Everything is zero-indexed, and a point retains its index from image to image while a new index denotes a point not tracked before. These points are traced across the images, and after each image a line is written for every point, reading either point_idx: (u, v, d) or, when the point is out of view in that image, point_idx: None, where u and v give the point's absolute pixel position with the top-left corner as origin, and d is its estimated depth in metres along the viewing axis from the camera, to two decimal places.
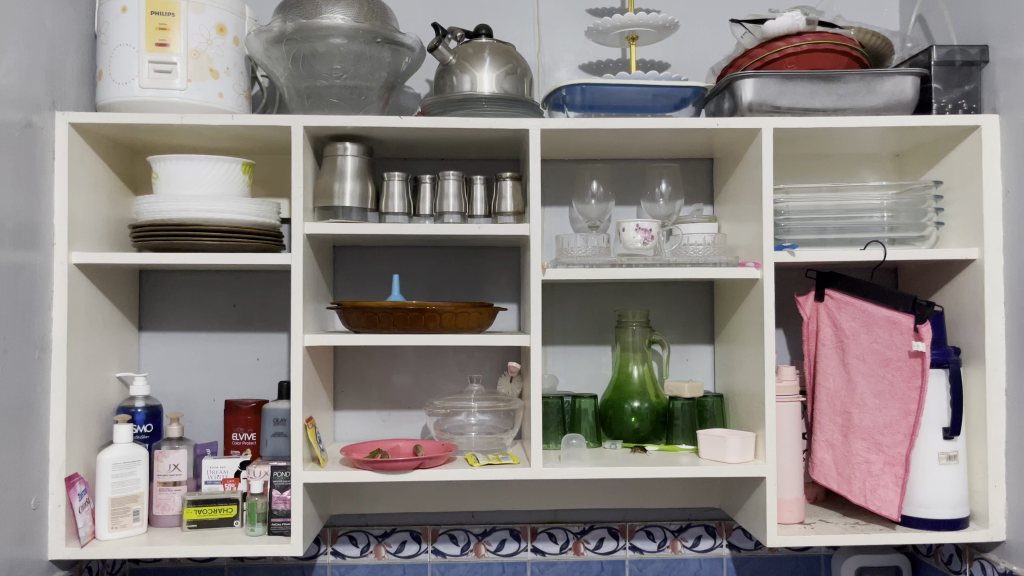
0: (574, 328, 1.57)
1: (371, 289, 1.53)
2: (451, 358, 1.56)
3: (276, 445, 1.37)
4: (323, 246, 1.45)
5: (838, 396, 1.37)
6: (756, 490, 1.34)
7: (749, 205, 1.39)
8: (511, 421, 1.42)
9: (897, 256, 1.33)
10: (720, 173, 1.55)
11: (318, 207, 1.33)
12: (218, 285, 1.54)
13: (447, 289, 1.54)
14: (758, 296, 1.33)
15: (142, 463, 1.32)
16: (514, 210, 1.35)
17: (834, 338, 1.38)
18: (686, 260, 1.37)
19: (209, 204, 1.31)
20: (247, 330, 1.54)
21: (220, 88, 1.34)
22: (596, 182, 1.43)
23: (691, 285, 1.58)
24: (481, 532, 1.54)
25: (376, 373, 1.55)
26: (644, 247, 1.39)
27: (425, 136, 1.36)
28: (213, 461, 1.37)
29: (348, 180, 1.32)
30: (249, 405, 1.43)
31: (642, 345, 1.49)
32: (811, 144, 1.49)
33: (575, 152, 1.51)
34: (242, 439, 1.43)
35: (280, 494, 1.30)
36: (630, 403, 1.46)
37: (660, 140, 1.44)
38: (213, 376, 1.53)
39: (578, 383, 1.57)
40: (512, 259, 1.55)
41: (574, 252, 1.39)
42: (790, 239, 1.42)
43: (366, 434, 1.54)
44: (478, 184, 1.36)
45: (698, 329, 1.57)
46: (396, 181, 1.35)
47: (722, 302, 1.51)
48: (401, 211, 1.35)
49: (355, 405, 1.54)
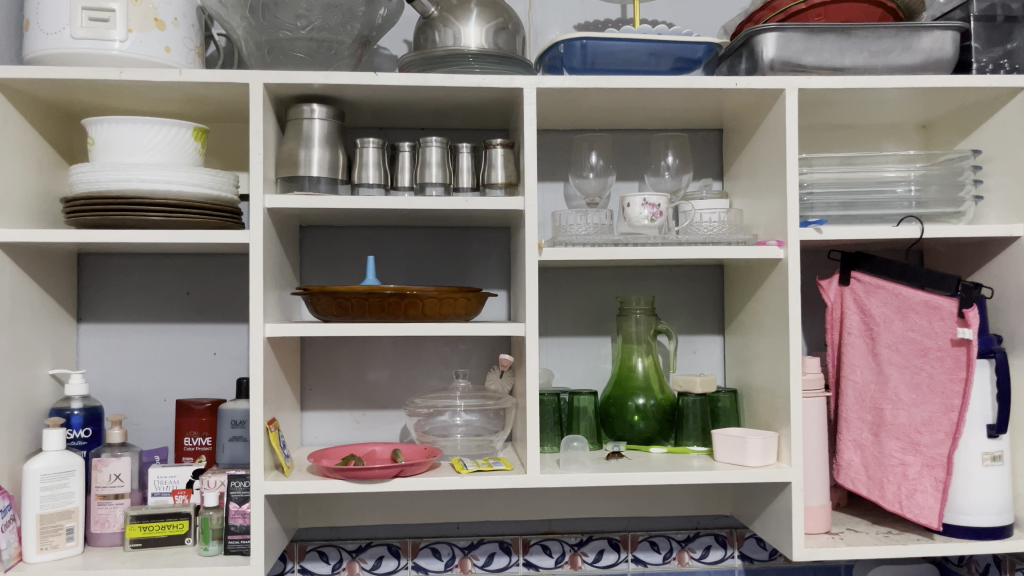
0: (569, 317, 1.41)
1: (344, 274, 1.37)
2: (433, 351, 1.40)
3: (234, 450, 1.20)
4: (287, 224, 1.28)
5: (867, 390, 1.23)
6: (778, 497, 1.19)
7: (767, 179, 1.24)
8: (501, 421, 1.26)
9: (936, 233, 1.19)
10: (731, 145, 1.40)
11: (281, 177, 1.16)
12: (169, 270, 1.36)
13: (429, 275, 1.38)
14: (781, 279, 1.18)
15: (76, 474, 1.15)
16: (505, 181, 1.18)
17: (862, 325, 1.23)
18: (698, 240, 1.22)
19: (154, 174, 1.14)
20: (202, 321, 1.37)
21: (167, 41, 1.16)
22: (595, 153, 1.28)
23: (698, 269, 1.43)
24: (467, 546, 1.37)
25: (349, 368, 1.38)
26: (652, 224, 1.23)
27: (404, 98, 1.19)
28: (160, 470, 1.20)
29: (316, 147, 1.16)
30: (204, 406, 1.26)
31: (647, 336, 1.33)
32: (833, 113, 1.34)
33: (572, 121, 1.35)
34: (195, 443, 1.25)
35: (238, 508, 1.13)
36: (634, 400, 1.31)
37: (668, 107, 1.29)
38: (164, 374, 1.35)
39: (575, 379, 1.41)
40: (501, 240, 1.39)
41: (572, 232, 1.23)
42: (815, 215, 1.27)
43: (337, 438, 1.38)
44: (464, 152, 1.19)
45: (707, 318, 1.43)
46: (371, 148, 1.18)
47: (735, 287, 1.36)
48: (377, 182, 1.18)
49: (326, 404, 1.37)
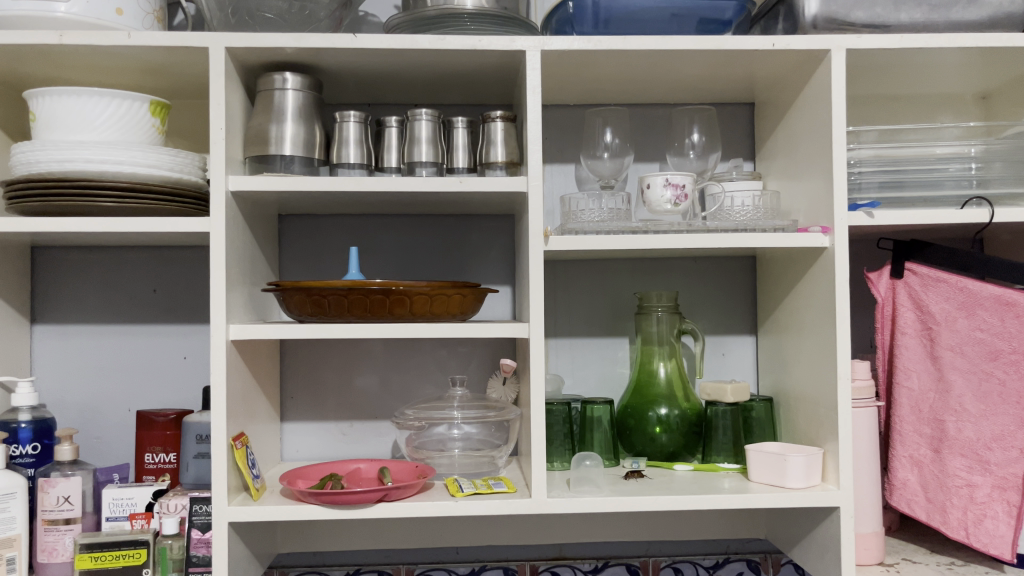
0: (582, 315, 1.25)
1: (328, 269, 1.22)
2: (429, 354, 1.24)
3: (199, 469, 1.06)
4: (263, 212, 1.14)
5: (925, 399, 1.07)
6: (822, 523, 1.03)
7: (807, 157, 1.08)
8: (505, 434, 1.10)
9: (1007, 216, 1.02)
10: (765, 121, 1.24)
11: (249, 157, 1.02)
12: (134, 265, 1.22)
13: (423, 269, 1.23)
14: (825, 272, 1.02)
15: (19, 497, 1.01)
16: (506, 159, 1.02)
17: (919, 324, 1.07)
18: (730, 227, 1.06)
19: (102, 153, 0.98)
20: (170, 322, 1.22)
21: (118, 1, 1.00)
22: (611, 130, 1.14)
23: (727, 261, 1.27)
24: (468, 573, 1.22)
25: (335, 374, 1.23)
26: (675, 209, 1.07)
27: (390, 64, 1.04)
28: (116, 492, 1.05)
29: (288, 121, 1.01)
30: (167, 417, 1.12)
31: (670, 337, 1.18)
32: (882, 82, 1.18)
33: (584, 93, 1.20)
34: (157, 460, 1.11)
35: (200, 536, 1.00)
36: (655, 410, 1.15)
37: (693, 75, 1.13)
38: (128, 381, 1.21)
39: (587, 385, 1.26)
40: (504, 230, 1.24)
41: (583, 217, 1.07)
42: (864, 198, 1.10)
43: (321, 452, 1.23)
44: (460, 128, 1.04)
45: (737, 316, 1.27)
46: (352, 122, 1.02)
47: (769, 281, 1.20)
48: (358, 161, 1.03)
49: (309, 415, 1.23)
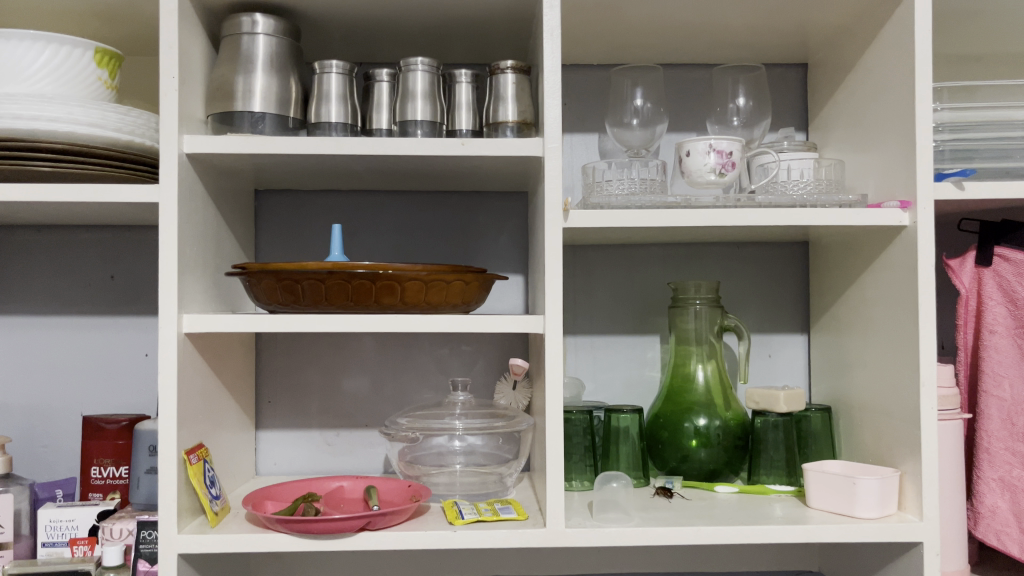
0: (606, 309, 1.08)
1: (311, 252, 1.05)
2: (427, 353, 1.08)
3: (151, 486, 0.89)
4: (235, 184, 0.97)
5: (1020, 410, 0.89)
6: (899, 561, 0.85)
7: (877, 120, 0.90)
8: (515, 447, 0.92)
9: None
10: (821, 83, 1.06)
11: (211, 114, 0.85)
12: (88, 247, 1.05)
13: (422, 253, 1.06)
14: (904, 255, 0.83)
15: None
16: (517, 118, 0.85)
17: (1012, 320, 0.90)
18: (783, 204, 0.89)
19: (32, 108, 0.80)
20: (129, 314, 1.06)
21: None
22: (642, 92, 0.98)
23: (775, 247, 1.09)
24: None
25: (319, 376, 1.07)
26: (719, 180, 0.89)
27: (379, 5, 0.87)
28: (54, 512, 0.88)
29: (258, 71, 0.84)
30: (118, 425, 0.95)
31: (709, 335, 1.00)
32: (964, 32, 0.99)
33: (609, 47, 1.03)
34: (106, 475, 0.95)
35: (148, 568, 0.83)
36: (692, 421, 0.98)
37: (741, 24, 0.96)
38: (81, 381, 1.05)
39: (611, 391, 1.08)
40: (515, 209, 1.07)
41: (609, 190, 0.90)
42: (953, 167, 0.92)
43: (302, 466, 1.06)
44: (463, 82, 0.87)
45: (785, 311, 1.09)
46: (334, 74, 0.86)
47: (827, 270, 1.02)
48: (341, 120, 0.86)
49: (289, 422, 1.06)
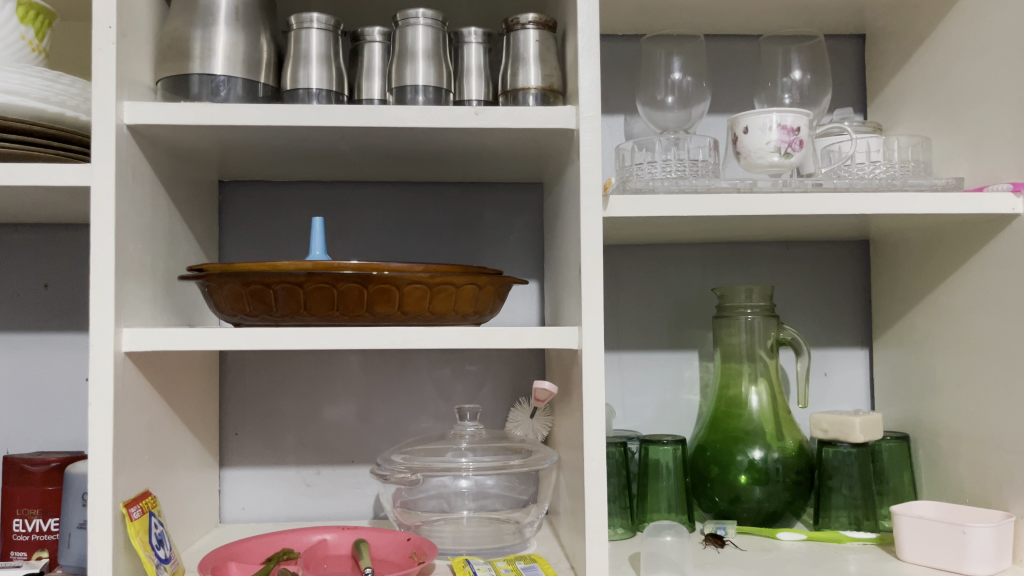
0: (634, 320, 0.92)
1: (287, 254, 0.89)
2: (425, 374, 0.91)
3: (85, 544, 0.71)
4: (194, 171, 0.80)
5: None
6: None
7: (969, 91, 0.76)
8: (532, 487, 0.75)
9: None
10: (882, 55, 0.92)
11: (161, 79, 0.68)
12: (17, 250, 0.88)
13: (420, 256, 0.90)
14: (1019, 251, 0.68)
15: None
16: (542, 84, 0.69)
17: None
18: (862, 188, 0.72)
19: None
20: (67, 331, 0.88)
21: None
22: (680, 63, 0.82)
23: (829, 247, 0.94)
24: None
25: (297, 403, 0.90)
26: (784, 162, 0.74)
27: None
28: None
29: (220, 25, 0.68)
30: (47, 466, 0.78)
31: (763, 350, 0.84)
32: None
33: (640, 13, 0.88)
34: (30, 529, 0.77)
35: None
36: (745, 454, 0.81)
37: None
38: (7, 411, 0.87)
39: (643, 417, 0.92)
40: (528, 204, 0.91)
41: (651, 173, 0.75)
42: None
43: (276, 511, 0.89)
44: (474, 43, 0.71)
45: (843, 322, 0.94)
46: (315, 31, 0.69)
47: (897, 273, 0.87)
48: (324, 87, 0.70)
49: (260, 459, 0.89)
